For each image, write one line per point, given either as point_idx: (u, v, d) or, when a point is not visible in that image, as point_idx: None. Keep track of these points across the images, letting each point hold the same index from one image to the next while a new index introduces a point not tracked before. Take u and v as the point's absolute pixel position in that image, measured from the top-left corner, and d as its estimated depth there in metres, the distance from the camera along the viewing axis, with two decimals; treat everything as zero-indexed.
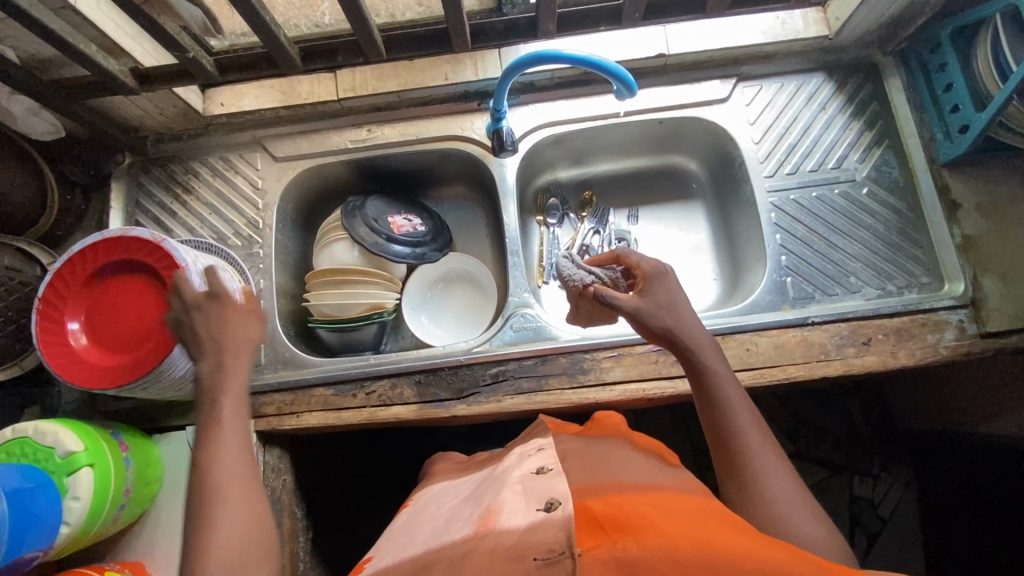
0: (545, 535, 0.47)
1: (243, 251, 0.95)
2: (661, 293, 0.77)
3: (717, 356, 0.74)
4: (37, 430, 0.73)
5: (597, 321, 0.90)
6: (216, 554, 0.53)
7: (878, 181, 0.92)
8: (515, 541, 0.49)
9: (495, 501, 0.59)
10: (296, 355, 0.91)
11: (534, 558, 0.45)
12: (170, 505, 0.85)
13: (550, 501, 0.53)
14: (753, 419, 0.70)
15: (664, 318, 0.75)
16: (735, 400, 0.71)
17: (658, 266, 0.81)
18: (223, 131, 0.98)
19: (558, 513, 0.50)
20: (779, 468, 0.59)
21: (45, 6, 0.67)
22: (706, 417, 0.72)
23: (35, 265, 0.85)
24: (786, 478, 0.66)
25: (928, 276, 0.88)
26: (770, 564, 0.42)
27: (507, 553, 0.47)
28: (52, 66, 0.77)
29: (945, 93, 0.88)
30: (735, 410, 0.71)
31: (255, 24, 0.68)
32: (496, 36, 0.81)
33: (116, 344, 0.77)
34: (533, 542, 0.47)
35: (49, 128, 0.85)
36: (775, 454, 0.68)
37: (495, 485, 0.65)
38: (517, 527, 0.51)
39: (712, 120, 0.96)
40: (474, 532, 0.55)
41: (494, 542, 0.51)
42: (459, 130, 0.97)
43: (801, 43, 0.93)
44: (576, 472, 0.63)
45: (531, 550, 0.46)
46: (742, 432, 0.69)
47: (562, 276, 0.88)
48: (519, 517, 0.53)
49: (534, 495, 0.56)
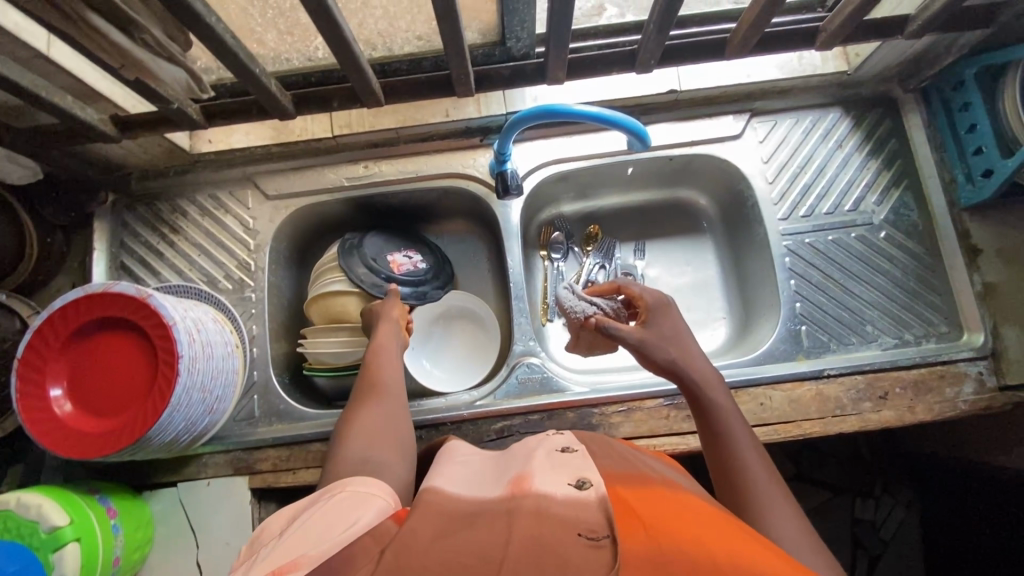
0: (586, 514, 0.43)
1: (234, 295, 0.91)
2: (664, 324, 0.75)
3: (721, 388, 0.69)
4: (21, 503, 0.69)
5: (598, 352, 0.88)
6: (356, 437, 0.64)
7: (897, 225, 0.89)
8: (556, 509, 0.44)
9: (520, 468, 0.54)
10: (291, 408, 0.87)
11: (576, 534, 0.40)
12: (161, 566, 0.82)
13: (582, 479, 0.49)
14: (760, 458, 0.62)
15: (664, 350, 0.72)
16: (738, 428, 0.65)
17: (661, 297, 0.79)
18: (212, 167, 0.93)
19: (592, 494, 0.46)
20: (797, 551, 0.52)
21: (14, 57, 0.62)
22: (710, 454, 0.65)
23: (14, 318, 0.81)
24: (800, 520, 0.56)
25: (946, 325, 0.86)
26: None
27: (550, 519, 0.42)
28: (26, 112, 0.71)
29: (968, 133, 0.84)
30: (739, 441, 0.63)
31: (244, 76, 0.64)
32: (501, 81, 0.77)
33: (103, 408, 0.73)
34: (572, 518, 0.43)
35: (25, 172, 0.80)
36: (783, 495, 0.59)
37: (511, 459, 0.59)
38: (552, 493, 0.47)
39: (724, 158, 0.92)
40: (503, 492, 0.49)
41: (535, 501, 0.45)
42: (460, 167, 0.93)
43: (818, 78, 0.90)
44: (601, 455, 0.59)
45: (574, 526, 0.41)
46: (747, 464, 0.61)
47: (562, 308, 0.84)
48: (549, 483, 0.48)
49: (565, 470, 0.52)
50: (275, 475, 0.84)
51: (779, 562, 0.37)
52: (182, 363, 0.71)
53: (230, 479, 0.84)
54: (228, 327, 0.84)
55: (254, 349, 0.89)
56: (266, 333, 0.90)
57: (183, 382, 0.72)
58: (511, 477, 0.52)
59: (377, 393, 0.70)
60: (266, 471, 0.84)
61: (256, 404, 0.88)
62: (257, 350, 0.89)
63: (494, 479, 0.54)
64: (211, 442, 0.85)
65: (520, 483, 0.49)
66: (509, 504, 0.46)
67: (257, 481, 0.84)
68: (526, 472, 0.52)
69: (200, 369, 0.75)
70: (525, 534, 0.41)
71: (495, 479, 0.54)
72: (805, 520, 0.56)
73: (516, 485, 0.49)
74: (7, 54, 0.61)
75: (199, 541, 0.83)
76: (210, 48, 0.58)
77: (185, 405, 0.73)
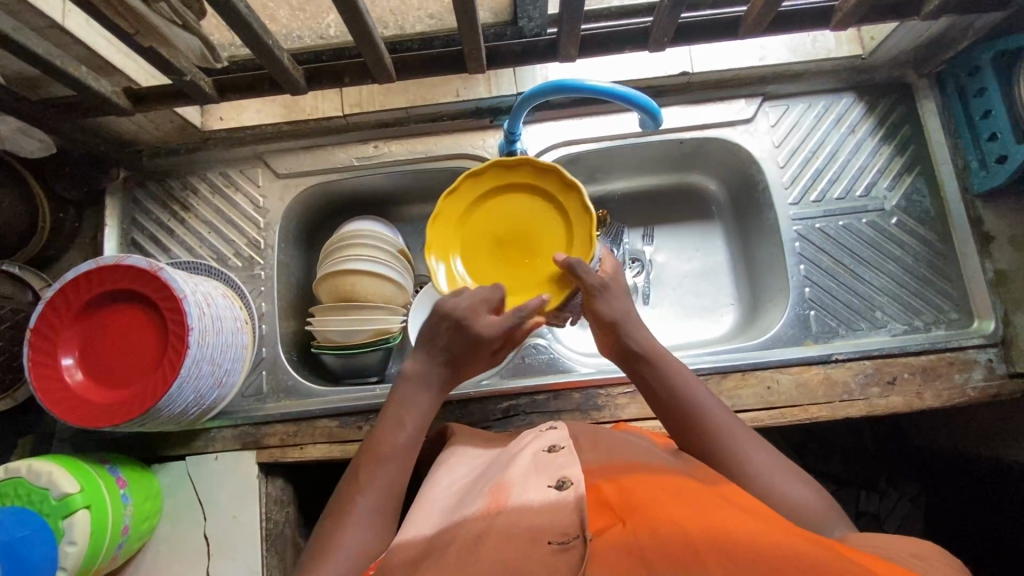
0: (557, 516, 0.47)
1: (244, 272, 0.91)
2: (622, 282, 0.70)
3: (647, 333, 0.68)
4: (30, 470, 0.70)
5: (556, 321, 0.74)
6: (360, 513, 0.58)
7: (908, 211, 0.89)
8: (527, 519, 0.47)
9: (502, 473, 0.56)
10: (299, 384, 0.88)
11: (546, 540, 0.45)
12: (169, 537, 0.83)
13: (562, 478, 0.51)
14: (713, 398, 0.64)
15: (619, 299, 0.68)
16: (679, 372, 0.65)
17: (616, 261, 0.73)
18: (223, 145, 0.93)
19: (569, 495, 0.49)
20: None
21: (29, 26, 0.63)
22: (656, 404, 0.66)
23: (27, 291, 0.82)
24: (760, 443, 0.60)
25: (957, 312, 0.85)
26: (783, 547, 0.40)
27: (520, 534, 0.46)
28: (41, 84, 0.72)
29: (983, 119, 0.83)
30: (684, 385, 0.64)
31: (258, 48, 0.64)
32: (513, 58, 0.77)
33: (115, 380, 0.74)
34: (542, 525, 0.46)
35: (38, 145, 0.81)
36: (744, 429, 0.62)
37: (502, 459, 0.61)
38: (528, 502, 0.49)
39: (735, 143, 0.92)
40: (482, 503, 0.51)
41: (507, 519, 0.47)
42: (470, 147, 0.93)
43: (831, 62, 0.89)
44: (588, 450, 0.60)
45: (545, 533, 0.45)
46: (700, 405, 0.63)
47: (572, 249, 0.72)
48: (529, 491, 0.50)
49: (544, 471, 0.53)
50: (281, 450, 0.85)
51: (749, 534, 0.42)
52: (191, 336, 0.71)
53: (238, 453, 0.85)
54: (237, 303, 0.84)
55: (262, 326, 0.90)
56: (275, 311, 0.91)
57: (194, 354, 0.72)
58: (490, 485, 0.54)
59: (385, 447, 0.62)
60: (273, 446, 0.85)
61: (264, 379, 0.88)
62: (266, 327, 0.90)
63: (476, 488, 0.56)
64: (219, 417, 0.86)
65: (498, 495, 0.51)
66: (481, 523, 0.48)
67: (264, 456, 0.85)
68: (505, 477, 0.54)
69: (210, 342, 0.75)
70: (494, 555, 0.44)
71: (477, 489, 0.56)
72: (768, 446, 0.61)
73: (493, 497, 0.51)
74: (23, 22, 0.62)
75: (206, 514, 0.83)
76: (224, 18, 0.58)
77: (194, 377, 0.74)
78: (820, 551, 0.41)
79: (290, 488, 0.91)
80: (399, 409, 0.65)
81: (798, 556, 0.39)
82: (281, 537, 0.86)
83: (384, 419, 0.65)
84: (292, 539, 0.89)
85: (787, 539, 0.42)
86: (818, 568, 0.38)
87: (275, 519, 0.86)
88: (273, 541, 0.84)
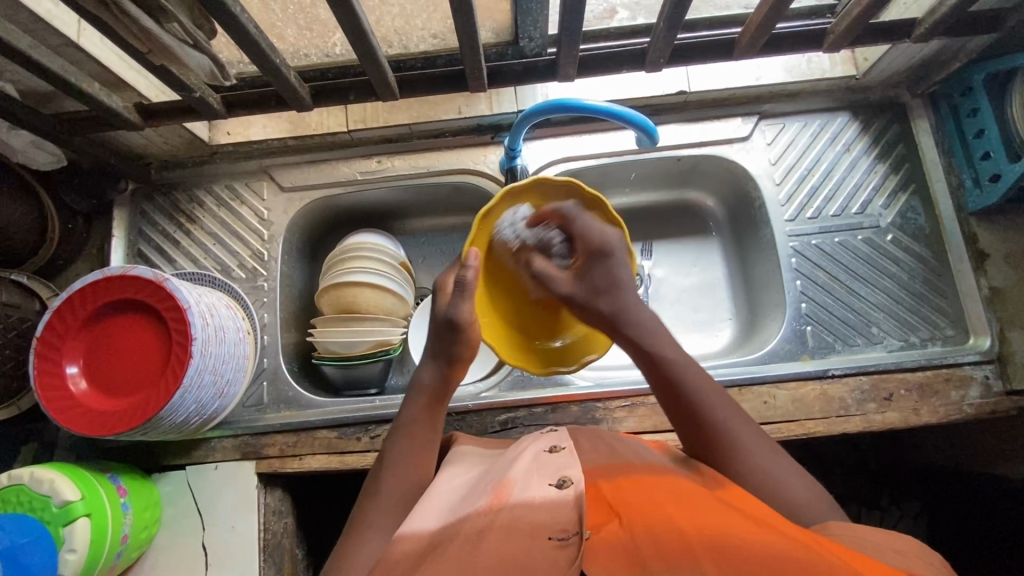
0: (557, 514, 0.47)
1: (247, 284, 0.93)
2: (601, 274, 0.66)
3: (667, 341, 0.63)
4: (34, 477, 0.71)
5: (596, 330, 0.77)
6: (383, 505, 0.59)
7: (904, 228, 0.90)
8: (528, 516, 0.47)
9: (503, 473, 0.56)
10: (300, 395, 0.89)
11: (547, 536, 0.45)
12: (169, 547, 0.84)
13: (563, 478, 0.51)
14: (725, 404, 0.59)
15: (592, 235, 0.67)
16: (700, 379, 0.60)
17: (602, 239, 0.67)
18: (230, 159, 0.95)
19: (569, 493, 0.49)
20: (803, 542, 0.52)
21: (44, 43, 0.65)
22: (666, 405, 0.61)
23: (35, 300, 0.85)
24: (774, 452, 0.58)
25: (953, 328, 0.86)
26: (770, 544, 0.40)
27: (521, 529, 0.46)
28: (54, 99, 0.75)
29: (976, 138, 0.84)
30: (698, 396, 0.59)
31: (266, 67, 0.66)
32: (514, 77, 0.79)
33: (116, 389, 0.75)
34: (545, 521, 0.47)
35: (49, 158, 0.83)
36: (758, 434, 0.59)
37: (503, 460, 0.61)
38: (529, 499, 0.49)
39: (731, 161, 0.93)
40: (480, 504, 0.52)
41: (509, 515, 0.48)
42: (471, 163, 0.95)
43: (827, 82, 0.91)
44: (588, 452, 0.61)
45: (545, 529, 0.46)
46: (712, 414, 0.58)
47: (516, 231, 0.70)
48: (531, 489, 0.51)
49: (544, 471, 0.54)
50: (279, 463, 0.85)
51: (743, 529, 0.43)
52: (196, 345, 0.73)
53: (238, 463, 0.85)
54: (241, 314, 0.86)
55: (265, 337, 0.91)
56: (277, 322, 0.92)
57: (196, 364, 0.73)
58: (492, 483, 0.54)
59: (404, 451, 0.63)
60: (272, 457, 0.86)
61: (266, 391, 0.89)
62: (268, 338, 0.91)
63: (477, 490, 0.55)
64: (221, 426, 0.87)
65: (500, 492, 0.51)
66: (482, 519, 0.48)
67: (263, 467, 0.85)
68: (506, 476, 0.54)
69: (213, 352, 0.76)
70: (494, 550, 0.44)
71: (478, 487, 0.56)
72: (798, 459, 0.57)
73: (495, 494, 0.51)
74: (40, 40, 0.64)
75: (205, 524, 0.84)
76: (234, 38, 0.60)
77: (196, 387, 0.75)
78: (805, 546, 0.40)
79: (289, 501, 0.91)
80: (398, 426, 0.65)
81: (784, 548, 0.39)
82: (280, 549, 0.86)
83: (398, 424, 0.65)
84: (290, 550, 0.89)
85: (779, 535, 0.42)
86: (802, 550, 0.39)
87: (273, 531, 0.86)
88: (273, 552, 0.84)
